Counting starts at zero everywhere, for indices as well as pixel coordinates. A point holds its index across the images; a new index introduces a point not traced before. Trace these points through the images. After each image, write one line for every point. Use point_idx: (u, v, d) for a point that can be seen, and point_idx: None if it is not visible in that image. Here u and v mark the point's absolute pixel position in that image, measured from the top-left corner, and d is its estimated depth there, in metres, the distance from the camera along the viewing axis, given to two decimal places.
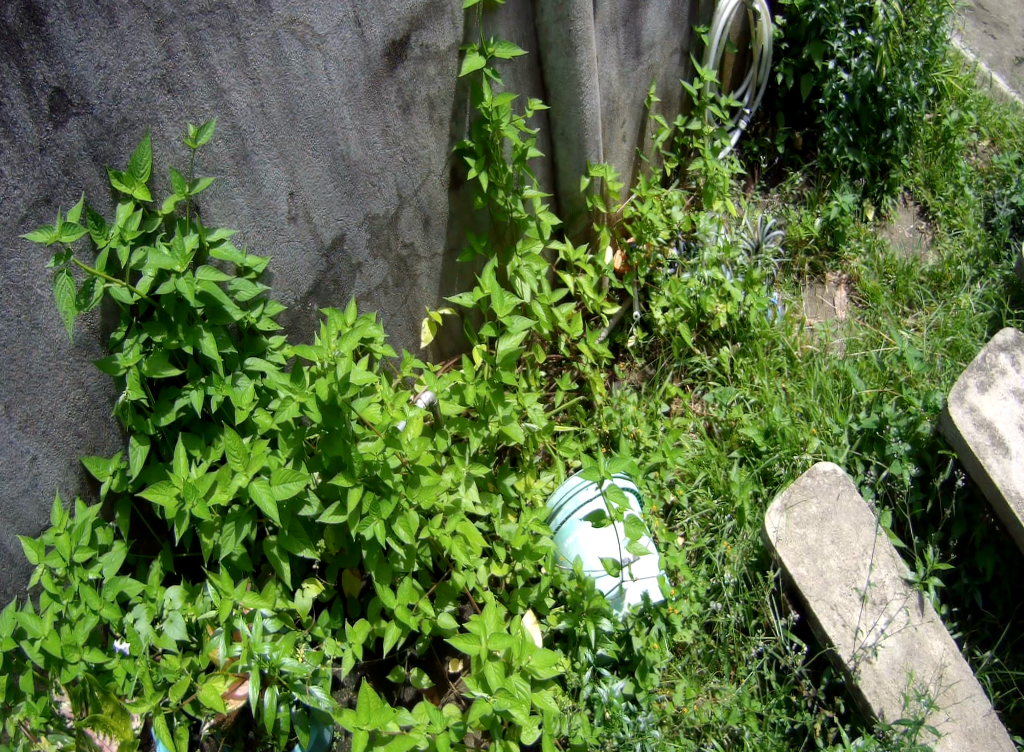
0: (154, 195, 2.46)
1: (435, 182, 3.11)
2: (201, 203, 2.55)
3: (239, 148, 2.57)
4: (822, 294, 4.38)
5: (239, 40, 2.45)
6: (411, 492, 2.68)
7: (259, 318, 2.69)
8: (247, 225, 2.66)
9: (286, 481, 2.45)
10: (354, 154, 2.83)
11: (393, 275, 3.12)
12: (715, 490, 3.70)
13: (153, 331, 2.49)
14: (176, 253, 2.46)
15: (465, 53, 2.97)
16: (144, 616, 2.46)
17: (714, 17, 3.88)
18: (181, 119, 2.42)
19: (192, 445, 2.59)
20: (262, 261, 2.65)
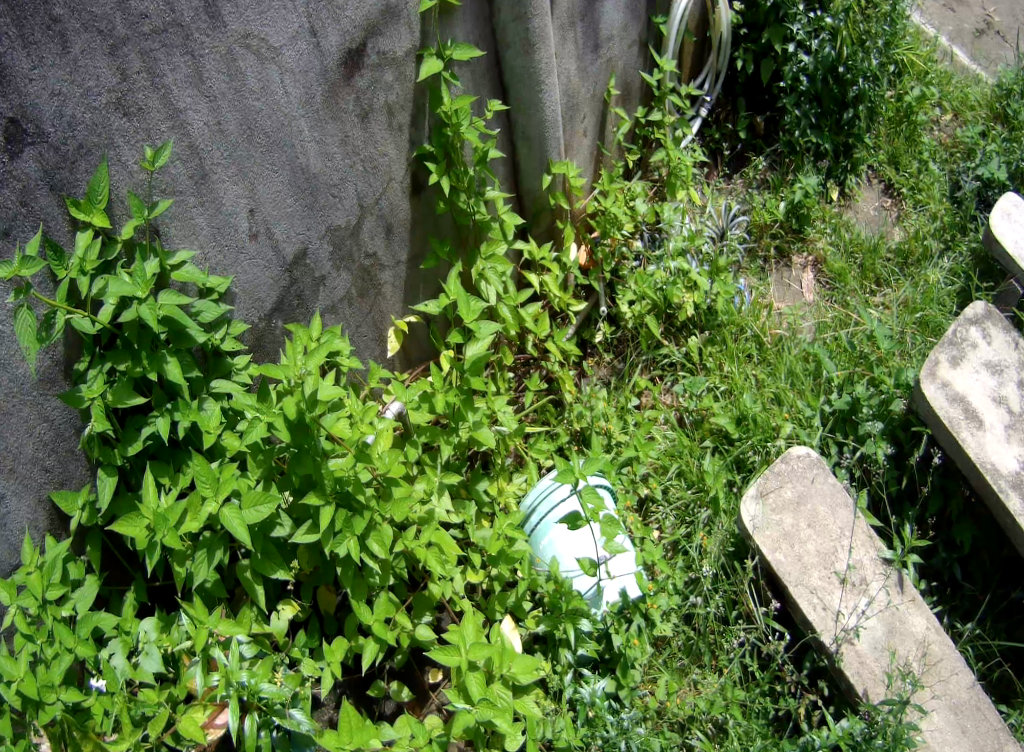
0: (112, 221, 2.44)
1: (396, 190, 3.10)
2: (161, 226, 2.53)
3: (198, 168, 2.55)
4: (788, 278, 4.40)
5: (194, 58, 2.43)
6: (384, 505, 2.71)
7: (223, 339, 2.68)
8: (209, 244, 2.65)
9: (256, 504, 2.46)
10: (313, 166, 2.81)
11: (357, 286, 3.11)
12: (687, 481, 3.74)
13: (116, 359, 2.49)
14: (138, 280, 2.44)
15: (423, 58, 2.96)
16: (119, 651, 2.49)
17: (673, 6, 3.87)
18: (138, 142, 2.40)
19: (160, 473, 2.59)
20: (224, 280, 2.64)
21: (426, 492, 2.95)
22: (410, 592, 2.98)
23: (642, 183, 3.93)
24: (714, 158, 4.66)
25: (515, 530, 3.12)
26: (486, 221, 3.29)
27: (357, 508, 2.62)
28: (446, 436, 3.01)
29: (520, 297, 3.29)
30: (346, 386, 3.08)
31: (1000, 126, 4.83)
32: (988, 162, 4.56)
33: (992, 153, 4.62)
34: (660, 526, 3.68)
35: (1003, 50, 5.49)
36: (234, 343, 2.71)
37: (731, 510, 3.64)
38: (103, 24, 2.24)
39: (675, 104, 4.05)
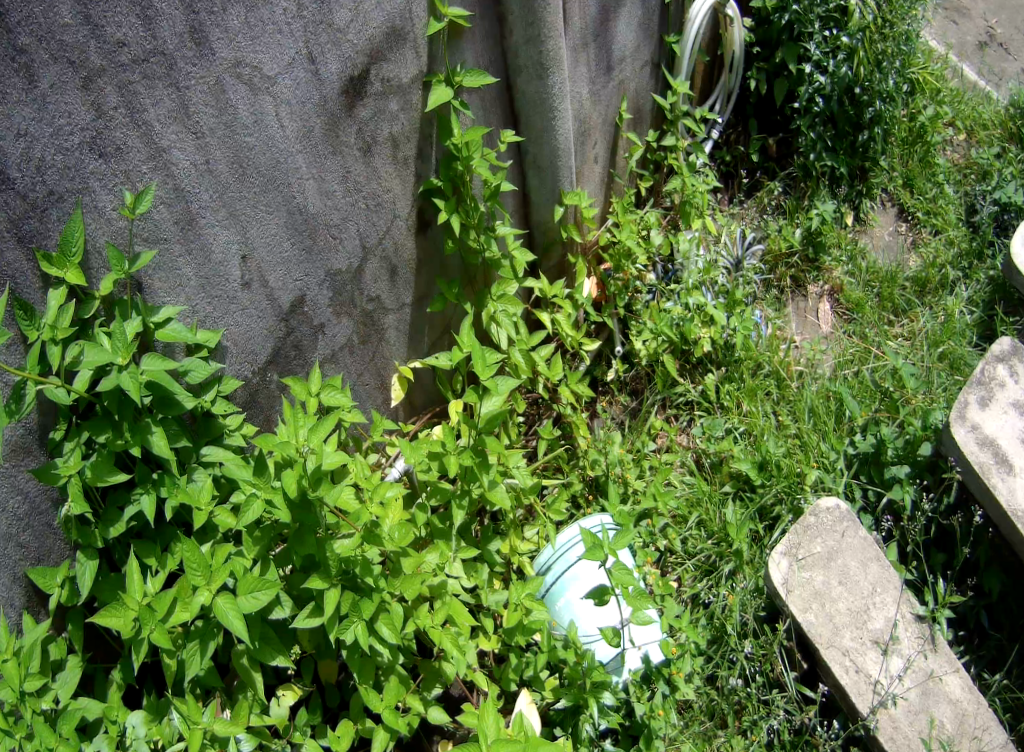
0: (88, 275, 2.18)
1: (402, 228, 2.84)
2: (143, 279, 2.27)
3: (184, 213, 2.29)
4: (805, 309, 4.15)
5: (178, 90, 2.17)
6: (393, 581, 2.46)
7: (214, 401, 2.42)
8: (196, 296, 2.38)
9: (254, 590, 2.22)
10: (311, 206, 2.55)
11: (358, 335, 2.85)
12: (707, 532, 3.50)
13: (95, 430, 2.21)
14: (117, 344, 2.17)
15: (431, 85, 2.70)
16: (105, 749, 2.20)
17: (685, 26, 3.55)
18: (116, 186, 2.13)
19: (145, 554, 2.32)
20: (214, 335, 2.39)
21: (436, 562, 2.69)
22: (420, 667, 2.72)
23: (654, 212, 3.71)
24: (725, 181, 4.43)
25: (530, 596, 2.86)
26: (497, 260, 3.03)
27: (364, 589, 2.36)
28: (458, 497, 2.74)
29: (533, 339, 3.04)
30: (348, 443, 2.84)
31: (1016, 146, 4.63)
32: (1005, 186, 4.35)
33: (1008, 177, 4.42)
34: (682, 580, 3.43)
35: (1008, 64, 5.32)
36: (225, 406, 2.45)
37: (758, 566, 3.39)
38: (75, 54, 1.97)
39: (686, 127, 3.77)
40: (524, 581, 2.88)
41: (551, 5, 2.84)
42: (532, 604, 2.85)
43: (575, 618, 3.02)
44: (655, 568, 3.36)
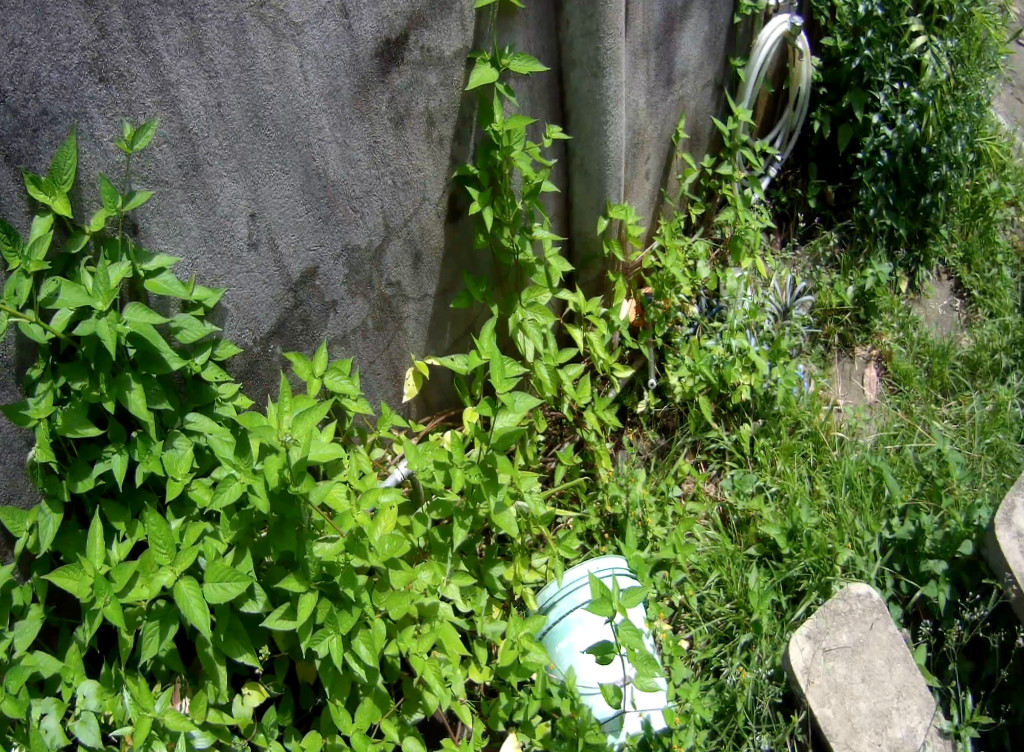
0: (80, 211, 2.02)
1: (431, 214, 2.55)
2: (139, 222, 2.08)
3: (189, 156, 2.07)
4: (850, 371, 3.80)
5: (192, 22, 1.94)
6: (378, 598, 2.28)
7: (204, 367, 2.25)
8: (196, 249, 2.17)
9: (222, 579, 2.13)
10: (332, 172, 2.30)
11: (374, 320, 2.58)
12: (726, 595, 3.11)
13: (71, 375, 2.11)
14: (98, 287, 2.02)
15: (474, 63, 2.41)
16: (53, 713, 2.15)
17: (753, 51, 3.27)
18: (116, 116, 1.94)
19: (113, 517, 2.23)
20: (214, 293, 2.21)
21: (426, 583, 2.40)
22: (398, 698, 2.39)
23: (703, 242, 3.37)
24: (779, 223, 4.12)
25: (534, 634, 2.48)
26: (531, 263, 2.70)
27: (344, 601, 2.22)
28: (457, 515, 2.43)
29: (562, 355, 2.71)
30: (352, 435, 2.62)
31: None
32: None
33: None
34: (694, 644, 3.03)
35: None
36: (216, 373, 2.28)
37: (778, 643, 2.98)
38: None
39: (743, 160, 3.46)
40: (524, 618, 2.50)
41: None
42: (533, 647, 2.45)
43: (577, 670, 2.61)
44: (667, 626, 2.98)
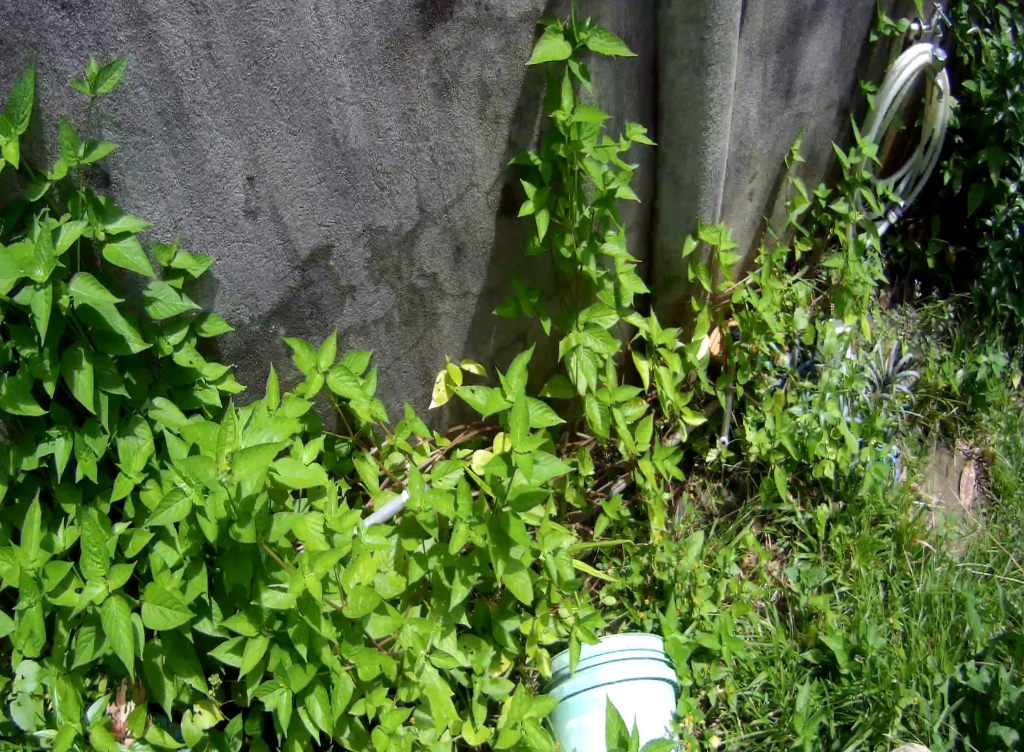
0: (43, 152, 1.67)
1: (478, 203, 2.06)
2: (112, 171, 1.69)
3: (171, 103, 1.66)
4: (948, 466, 3.10)
5: None
6: (349, 648, 1.79)
7: (179, 346, 1.84)
8: (180, 209, 1.76)
9: (162, 604, 1.70)
10: (354, 138, 1.84)
11: (402, 314, 2.09)
12: (772, 702, 2.42)
13: (17, 342, 1.72)
14: (43, 252, 1.63)
15: (544, 33, 1.93)
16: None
17: (888, 77, 2.81)
18: (82, 48, 1.57)
19: (64, 498, 1.83)
20: (200, 263, 1.79)
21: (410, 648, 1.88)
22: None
23: (803, 283, 2.85)
24: (891, 278, 3.51)
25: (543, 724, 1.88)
26: (596, 280, 2.17)
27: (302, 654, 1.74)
28: (458, 566, 1.93)
29: (619, 393, 2.16)
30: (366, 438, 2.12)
31: None
32: None
33: None
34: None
35: None
36: (195, 356, 1.86)
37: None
38: None
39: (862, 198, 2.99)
40: (532, 697, 1.91)
41: None
42: (536, 738, 1.86)
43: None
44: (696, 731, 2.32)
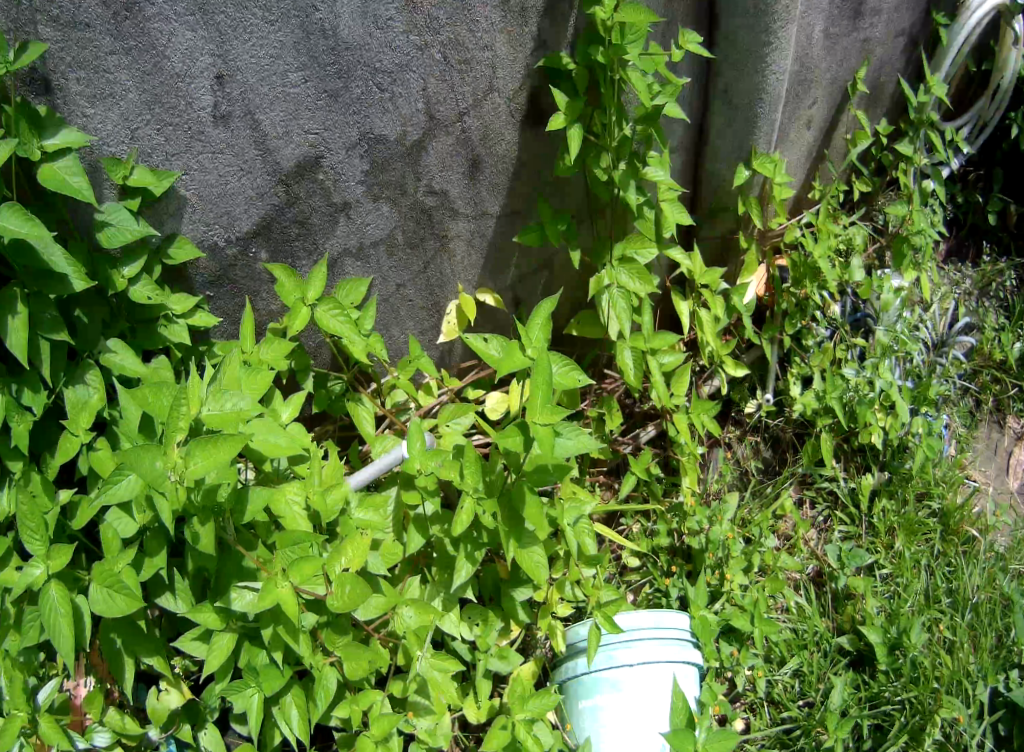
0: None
1: (498, 110, 1.75)
2: (52, 72, 1.44)
3: None
4: (997, 444, 2.82)
5: None
6: (333, 640, 1.55)
7: (139, 282, 1.62)
8: (136, 115, 1.50)
9: (109, 584, 1.48)
10: (344, 26, 1.54)
11: (406, 235, 1.80)
12: (802, 691, 2.18)
13: None
14: None
15: None
16: None
17: (964, 11, 2.55)
18: None
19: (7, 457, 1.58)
20: (161, 179, 1.54)
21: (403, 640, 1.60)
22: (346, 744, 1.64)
23: (858, 227, 2.61)
24: (950, 230, 3.21)
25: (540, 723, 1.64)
26: (636, 206, 1.89)
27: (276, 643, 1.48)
28: (465, 538, 1.63)
29: (656, 339, 1.89)
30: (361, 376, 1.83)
31: None
32: None
33: None
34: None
35: None
36: (155, 289, 1.62)
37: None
38: None
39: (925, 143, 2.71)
40: (528, 695, 1.67)
41: None
42: (530, 744, 1.63)
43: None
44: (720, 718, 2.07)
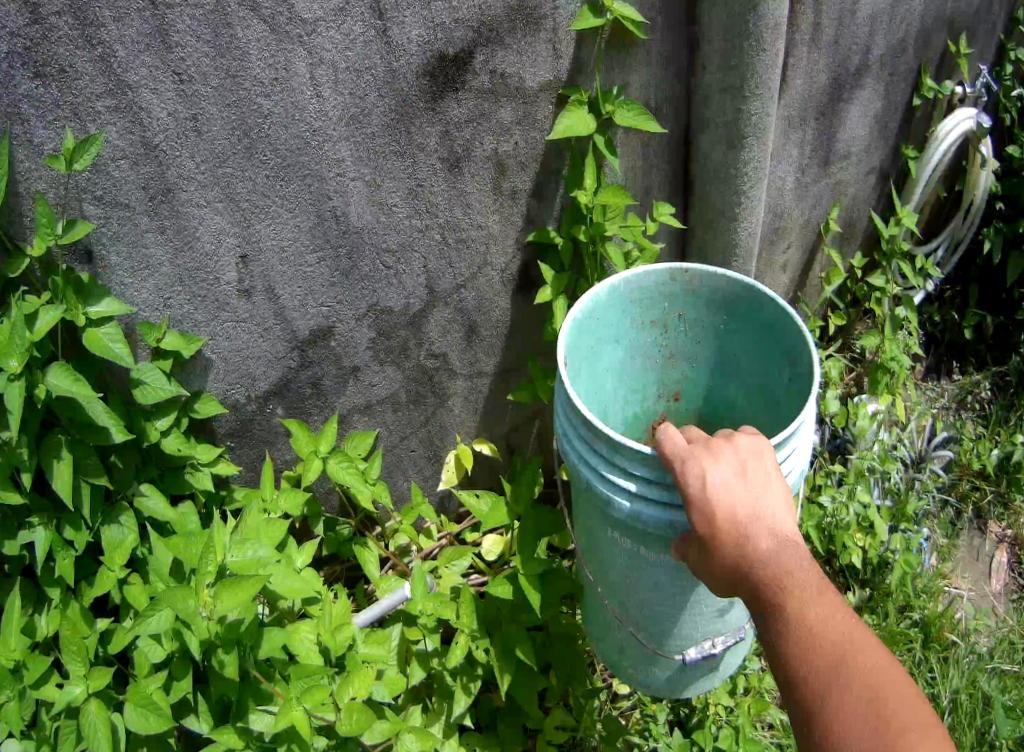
0: (20, 225, 1.61)
1: (492, 282, 2.00)
2: (96, 247, 1.64)
3: (159, 181, 1.62)
4: (979, 548, 2.75)
5: (154, 6, 1.48)
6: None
7: (167, 435, 1.81)
8: (169, 289, 1.73)
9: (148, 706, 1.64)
10: (355, 217, 1.79)
11: (410, 395, 2.05)
12: None
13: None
14: (15, 346, 1.55)
15: (567, 103, 1.83)
16: None
17: (931, 141, 2.68)
18: (58, 122, 1.52)
19: (48, 582, 1.77)
20: (190, 344, 1.75)
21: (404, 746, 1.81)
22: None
23: (835, 358, 2.69)
24: (928, 349, 3.16)
25: None
26: None
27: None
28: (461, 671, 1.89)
29: None
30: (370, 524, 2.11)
31: None
32: None
33: None
34: None
35: None
36: (184, 442, 1.82)
37: None
38: None
39: (895, 271, 2.78)
40: None
41: (768, 47, 1.89)
42: None
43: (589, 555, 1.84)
44: None
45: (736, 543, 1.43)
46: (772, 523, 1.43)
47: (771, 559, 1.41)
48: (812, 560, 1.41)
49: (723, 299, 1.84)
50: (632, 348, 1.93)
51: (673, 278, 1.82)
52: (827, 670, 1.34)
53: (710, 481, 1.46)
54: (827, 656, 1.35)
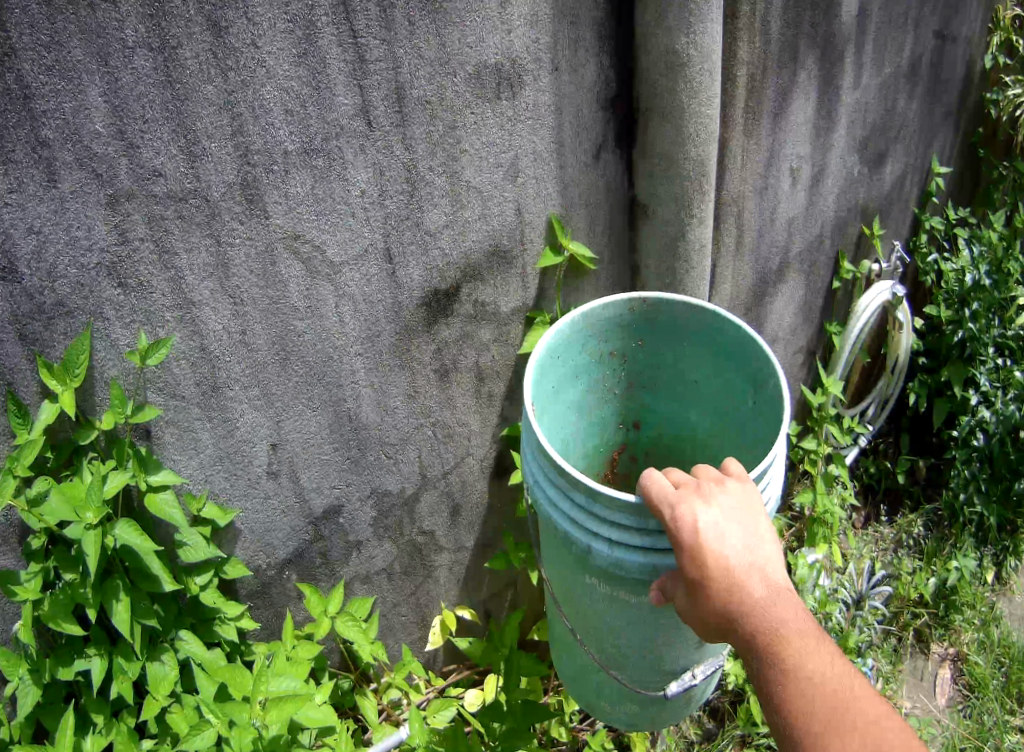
0: (94, 405, 1.88)
1: (473, 469, 2.38)
2: (154, 429, 1.95)
3: (210, 378, 1.94)
4: (922, 668, 3.03)
5: (219, 245, 1.83)
6: None
7: (203, 589, 2.10)
8: (211, 466, 2.03)
9: None
10: (365, 416, 2.15)
11: (402, 567, 2.40)
12: None
13: (67, 567, 1.93)
14: (91, 499, 1.83)
15: (534, 324, 2.27)
16: None
17: (851, 316, 3.09)
18: (133, 321, 1.82)
19: (94, 709, 2.04)
20: (225, 513, 2.06)
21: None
22: None
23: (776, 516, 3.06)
24: (864, 493, 3.51)
25: None
26: None
27: None
28: None
29: None
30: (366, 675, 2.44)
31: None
32: None
33: None
34: None
35: None
36: (217, 596, 2.12)
37: None
38: (101, 168, 1.68)
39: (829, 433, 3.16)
40: None
41: (696, 266, 2.28)
42: None
43: (562, 591, 2.10)
44: None
45: (731, 587, 1.59)
46: (762, 571, 1.61)
47: (765, 602, 1.58)
48: (802, 602, 1.59)
49: (685, 326, 2.12)
50: (595, 386, 2.23)
51: (630, 316, 2.12)
52: (828, 714, 1.52)
53: (704, 527, 1.64)
54: (827, 704, 1.52)
